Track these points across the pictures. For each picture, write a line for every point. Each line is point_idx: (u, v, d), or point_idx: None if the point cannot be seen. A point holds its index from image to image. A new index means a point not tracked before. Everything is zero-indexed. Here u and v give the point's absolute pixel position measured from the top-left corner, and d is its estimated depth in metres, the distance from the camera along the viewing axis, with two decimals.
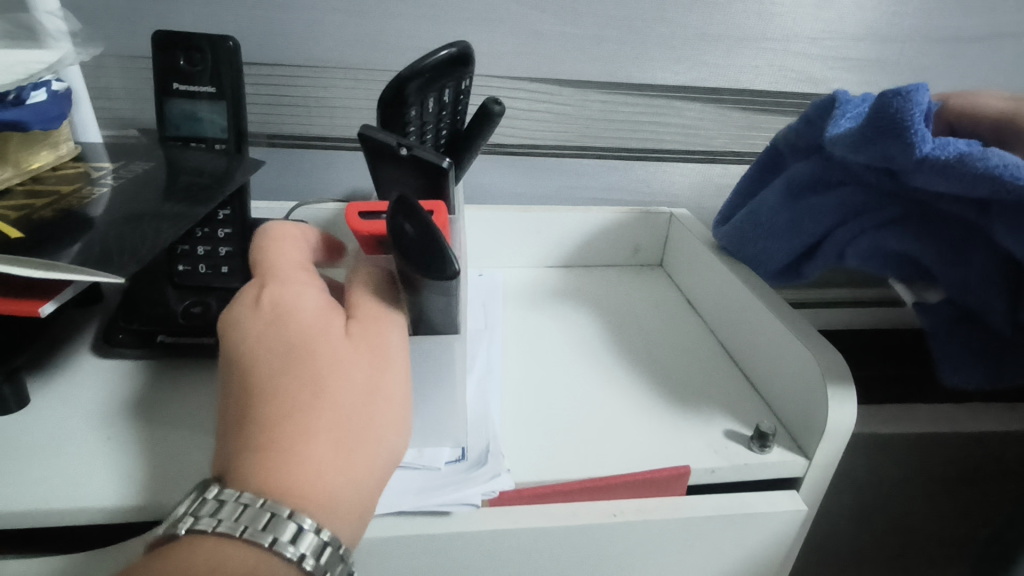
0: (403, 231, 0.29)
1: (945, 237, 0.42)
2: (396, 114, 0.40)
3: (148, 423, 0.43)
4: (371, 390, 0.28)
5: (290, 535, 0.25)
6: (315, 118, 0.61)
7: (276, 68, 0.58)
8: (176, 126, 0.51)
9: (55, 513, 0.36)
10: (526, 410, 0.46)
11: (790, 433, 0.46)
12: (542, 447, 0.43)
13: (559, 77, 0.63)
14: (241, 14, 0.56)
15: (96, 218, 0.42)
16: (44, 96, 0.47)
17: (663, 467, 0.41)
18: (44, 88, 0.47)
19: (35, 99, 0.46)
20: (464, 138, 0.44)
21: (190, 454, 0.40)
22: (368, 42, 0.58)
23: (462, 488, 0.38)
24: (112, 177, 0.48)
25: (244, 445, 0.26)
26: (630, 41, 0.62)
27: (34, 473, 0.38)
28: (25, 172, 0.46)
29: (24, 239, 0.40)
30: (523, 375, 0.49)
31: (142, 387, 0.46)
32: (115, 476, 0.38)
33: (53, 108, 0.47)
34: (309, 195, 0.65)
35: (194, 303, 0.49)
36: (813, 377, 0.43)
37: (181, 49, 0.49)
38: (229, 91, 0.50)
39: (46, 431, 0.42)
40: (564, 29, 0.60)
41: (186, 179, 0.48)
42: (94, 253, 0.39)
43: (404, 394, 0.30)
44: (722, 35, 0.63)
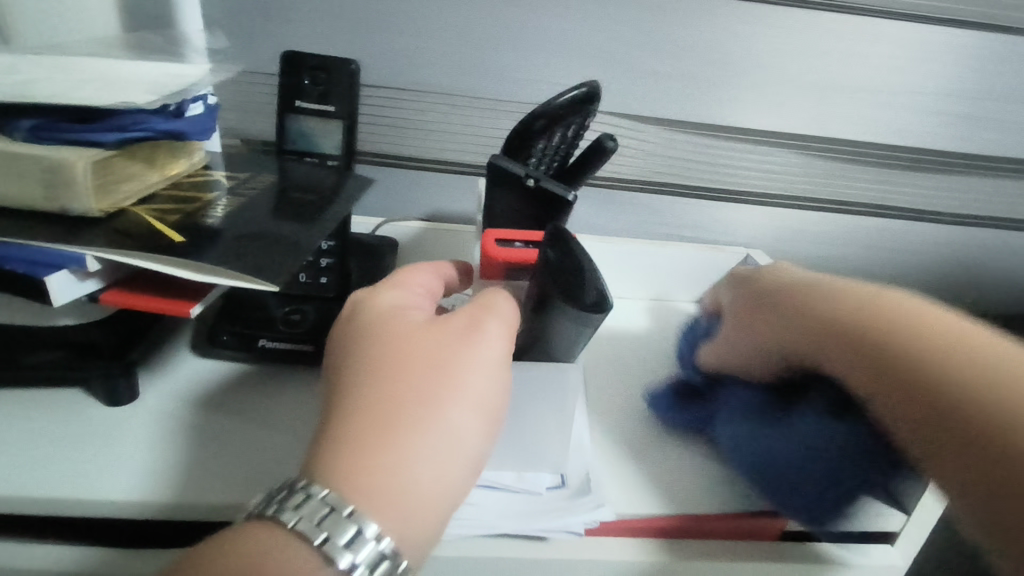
0: (546, 257, 0.34)
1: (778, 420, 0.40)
2: (525, 147, 0.44)
3: (246, 421, 0.44)
4: (408, 361, 0.33)
5: (314, 517, 0.29)
6: (411, 140, 0.63)
7: (382, 90, 0.61)
8: (293, 141, 0.53)
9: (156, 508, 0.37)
10: (617, 438, 0.46)
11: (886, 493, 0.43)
12: (634, 480, 0.42)
13: (650, 114, 0.64)
14: (357, 40, 0.58)
15: (222, 230, 0.40)
16: (201, 109, 0.44)
17: (764, 511, 0.40)
18: (201, 101, 0.44)
19: (194, 111, 0.43)
20: (574, 171, 0.45)
21: (289, 460, 0.41)
22: (472, 72, 0.60)
23: (564, 516, 0.38)
24: (239, 186, 0.47)
25: (357, 339, 0.36)
26: (724, 83, 0.63)
27: (141, 465, 0.39)
28: (113, 193, 0.39)
29: (184, 241, 0.38)
30: (618, 405, 0.49)
31: (234, 391, 0.47)
32: (212, 478, 0.39)
33: (210, 122, 0.43)
34: (396, 213, 0.67)
35: (293, 311, 0.50)
36: None
37: (307, 70, 0.51)
38: (347, 111, 0.52)
39: (152, 428, 0.43)
40: (662, 69, 0.62)
41: (298, 194, 0.48)
42: (234, 258, 0.37)
43: (364, 331, 0.36)
44: (816, 83, 0.63)
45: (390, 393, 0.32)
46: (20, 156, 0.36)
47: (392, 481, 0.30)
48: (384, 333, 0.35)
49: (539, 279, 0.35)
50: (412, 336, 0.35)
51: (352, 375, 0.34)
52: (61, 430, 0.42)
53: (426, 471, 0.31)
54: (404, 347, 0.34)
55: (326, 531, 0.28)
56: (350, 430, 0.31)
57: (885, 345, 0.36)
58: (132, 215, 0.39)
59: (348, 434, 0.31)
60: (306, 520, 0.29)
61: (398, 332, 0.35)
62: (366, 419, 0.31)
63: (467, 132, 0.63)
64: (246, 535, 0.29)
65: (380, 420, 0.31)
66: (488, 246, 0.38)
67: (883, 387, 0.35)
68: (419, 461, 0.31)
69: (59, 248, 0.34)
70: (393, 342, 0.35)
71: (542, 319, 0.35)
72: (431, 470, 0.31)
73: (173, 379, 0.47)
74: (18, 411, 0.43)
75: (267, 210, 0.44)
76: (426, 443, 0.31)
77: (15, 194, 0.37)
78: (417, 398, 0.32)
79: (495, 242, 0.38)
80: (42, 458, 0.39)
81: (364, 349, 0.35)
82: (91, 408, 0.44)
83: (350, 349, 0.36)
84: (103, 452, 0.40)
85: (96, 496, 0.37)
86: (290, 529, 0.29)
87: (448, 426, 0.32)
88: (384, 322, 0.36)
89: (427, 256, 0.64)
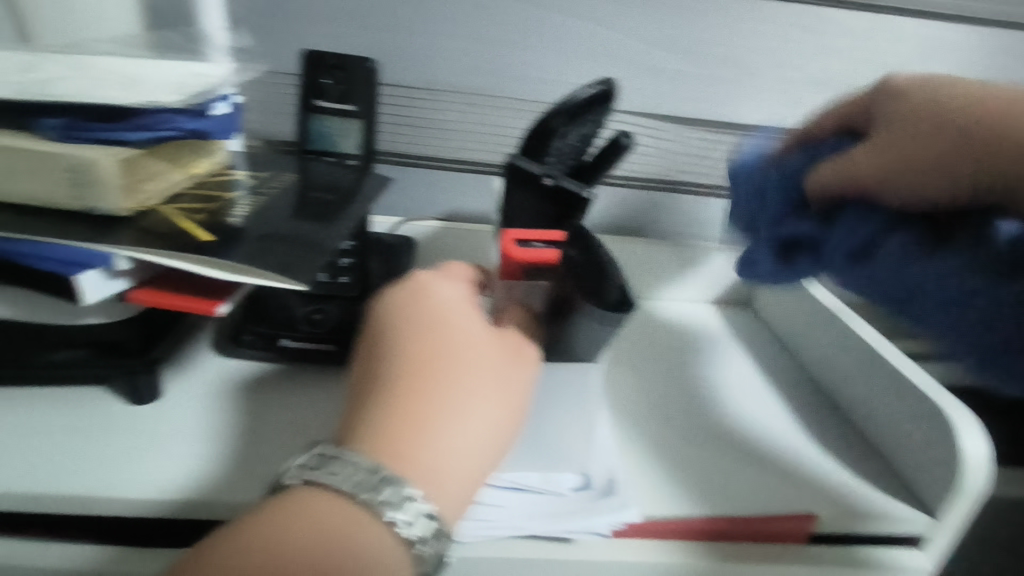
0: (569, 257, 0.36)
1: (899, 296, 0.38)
2: (543, 147, 0.43)
3: (271, 419, 0.44)
4: (461, 354, 0.33)
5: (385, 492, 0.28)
6: (429, 139, 0.63)
7: (400, 89, 0.61)
8: (313, 140, 0.53)
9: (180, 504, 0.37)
10: (641, 439, 0.45)
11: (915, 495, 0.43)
12: (659, 479, 0.42)
13: (669, 112, 0.63)
14: (375, 39, 0.58)
15: (246, 230, 0.40)
16: (225, 109, 0.43)
17: (791, 512, 0.40)
18: (225, 101, 0.44)
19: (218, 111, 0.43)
20: (593, 166, 0.45)
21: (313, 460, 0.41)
22: (490, 70, 0.60)
23: (589, 517, 0.37)
24: (261, 186, 0.47)
25: (398, 326, 0.35)
26: (743, 81, 0.62)
27: (166, 461, 0.39)
28: (140, 191, 0.39)
29: (211, 240, 0.38)
30: (641, 406, 0.49)
31: (255, 390, 0.47)
32: (235, 474, 0.39)
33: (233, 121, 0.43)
34: (412, 214, 0.67)
35: (315, 310, 0.50)
36: (944, 448, 0.40)
37: (327, 69, 0.51)
38: (367, 110, 0.52)
39: (176, 425, 0.43)
40: (681, 67, 0.61)
41: (317, 194, 0.48)
42: (260, 256, 0.37)
43: (409, 318, 0.35)
44: (838, 80, 0.62)
45: (444, 383, 0.32)
46: (49, 155, 0.36)
47: (439, 470, 0.29)
48: (431, 323, 0.35)
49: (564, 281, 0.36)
50: (464, 325, 0.35)
51: (397, 363, 0.33)
52: (86, 428, 0.42)
53: (474, 468, 0.30)
54: (454, 343, 0.34)
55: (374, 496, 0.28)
56: (401, 404, 0.31)
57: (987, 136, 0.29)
58: (158, 214, 0.39)
59: (397, 419, 0.30)
60: (374, 494, 0.28)
61: (447, 324, 0.35)
62: (419, 407, 0.31)
63: (484, 131, 0.63)
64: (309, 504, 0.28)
65: (432, 412, 0.31)
66: (506, 246, 0.37)
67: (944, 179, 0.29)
68: (467, 458, 0.30)
69: (87, 246, 0.35)
70: (441, 337, 0.34)
71: (566, 313, 0.36)
72: (474, 469, 0.30)
73: (197, 377, 0.47)
74: (43, 409, 0.43)
75: (289, 210, 0.44)
76: (473, 440, 0.31)
77: (43, 193, 0.37)
78: (469, 383, 0.32)
79: (512, 243, 0.38)
80: (68, 456, 0.39)
81: (410, 337, 0.34)
82: (116, 406, 0.44)
83: (388, 337, 0.35)
84: (128, 449, 0.40)
85: (120, 490, 0.37)
86: (359, 501, 0.28)
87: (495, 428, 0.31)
88: (428, 314, 0.35)
89: (443, 257, 0.64)
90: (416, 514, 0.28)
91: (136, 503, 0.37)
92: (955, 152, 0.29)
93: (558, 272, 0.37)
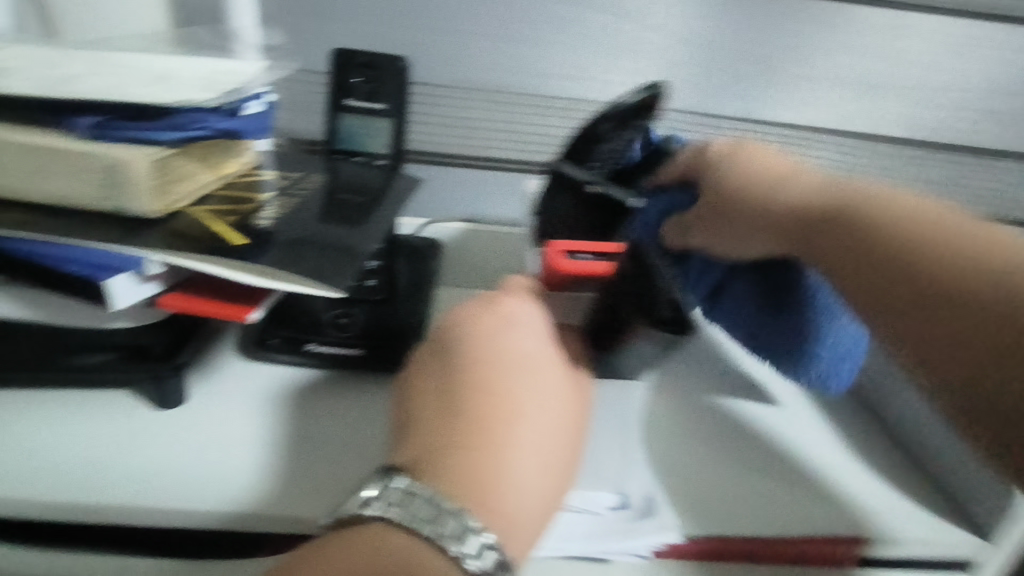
0: (624, 271, 0.33)
1: (779, 316, 0.39)
2: (589, 152, 0.44)
3: (300, 428, 0.43)
4: (526, 373, 0.31)
5: (453, 531, 0.26)
6: (456, 139, 0.62)
7: (427, 87, 0.59)
8: (341, 140, 0.52)
9: (211, 516, 0.36)
10: (679, 454, 0.43)
11: (969, 518, 0.41)
12: (701, 498, 0.40)
13: (704, 112, 0.62)
14: (404, 35, 0.57)
15: (275, 234, 0.39)
16: (258, 108, 0.42)
17: (838, 535, 0.38)
18: (258, 99, 0.43)
19: (250, 111, 0.42)
20: (633, 172, 0.44)
21: (341, 471, 0.40)
22: (520, 68, 0.59)
23: (629, 539, 0.36)
24: (290, 187, 0.46)
25: (460, 338, 0.33)
26: (781, 82, 0.60)
27: (195, 471, 0.39)
28: (172, 193, 0.38)
29: (246, 244, 0.37)
30: (677, 418, 0.47)
31: (286, 397, 0.45)
32: (263, 486, 0.38)
33: (265, 121, 0.42)
34: (437, 215, 0.65)
35: (341, 313, 0.49)
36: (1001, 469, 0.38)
37: (356, 67, 0.50)
38: (399, 109, 0.51)
39: (205, 432, 0.42)
40: (718, 67, 0.59)
41: (342, 197, 0.46)
42: (292, 262, 0.36)
43: (473, 329, 0.33)
44: (879, 81, 0.60)
45: (510, 407, 0.30)
46: (76, 154, 0.35)
47: (507, 500, 0.28)
48: (495, 336, 0.33)
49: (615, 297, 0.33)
50: (531, 346, 0.33)
51: (459, 380, 0.31)
52: (112, 434, 0.41)
53: (540, 499, 0.29)
54: (518, 360, 0.32)
55: (438, 527, 0.26)
56: (469, 431, 0.29)
57: (818, 211, 0.35)
58: (187, 216, 0.38)
59: (462, 443, 0.29)
60: (438, 532, 0.26)
61: (512, 338, 0.33)
62: (485, 431, 0.29)
63: (512, 130, 0.61)
64: (368, 539, 0.26)
65: (497, 436, 0.29)
66: (554, 257, 0.36)
67: (749, 240, 0.37)
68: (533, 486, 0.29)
69: (117, 249, 0.34)
70: (504, 349, 0.32)
71: (616, 336, 0.34)
72: (540, 498, 0.29)
73: (224, 381, 0.46)
74: (66, 414, 0.42)
75: (318, 213, 0.43)
76: (540, 467, 0.29)
77: (71, 193, 0.36)
78: (535, 407, 0.30)
79: (561, 255, 0.37)
80: (94, 465, 0.39)
81: (474, 351, 0.32)
82: (140, 411, 0.43)
83: (449, 349, 0.33)
84: (156, 459, 0.39)
85: (148, 503, 0.36)
86: (423, 539, 0.26)
87: (560, 457, 0.30)
88: (491, 325, 0.33)
89: (469, 260, 0.62)
90: (482, 546, 0.26)
91: (167, 515, 0.36)
92: (822, 220, 0.35)
93: (609, 289, 0.34)
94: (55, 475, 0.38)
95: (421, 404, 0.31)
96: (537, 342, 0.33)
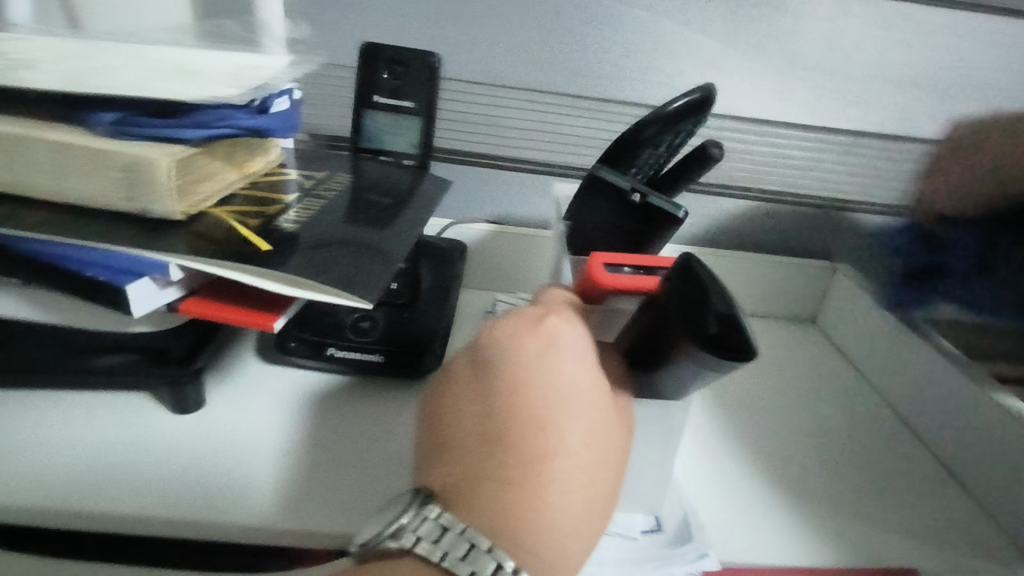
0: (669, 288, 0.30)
1: None
2: (627, 156, 0.42)
3: (323, 438, 0.41)
4: (564, 405, 0.30)
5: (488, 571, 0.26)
6: (483, 138, 0.60)
7: (455, 83, 0.57)
8: (368, 138, 0.51)
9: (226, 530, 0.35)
10: (715, 475, 0.41)
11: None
12: (740, 524, 0.38)
13: (741, 114, 0.59)
14: (433, 30, 0.55)
15: (300, 236, 0.37)
16: (286, 103, 0.41)
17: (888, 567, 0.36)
18: (285, 96, 0.42)
19: (278, 106, 0.40)
20: (673, 177, 0.41)
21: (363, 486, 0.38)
22: (551, 64, 0.57)
23: (665, 565, 0.34)
24: (315, 186, 0.45)
25: (497, 360, 0.32)
26: (823, 83, 0.58)
27: (213, 481, 0.37)
28: (195, 193, 0.36)
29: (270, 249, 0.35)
30: (712, 435, 0.45)
31: (312, 405, 0.44)
32: (281, 499, 0.37)
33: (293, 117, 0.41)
34: (462, 215, 0.64)
35: (363, 318, 0.47)
36: None
37: (385, 62, 0.48)
38: (427, 108, 0.49)
39: (226, 439, 0.41)
40: (759, 67, 0.57)
41: (372, 196, 0.45)
42: (316, 268, 0.34)
43: (511, 349, 0.32)
44: (926, 83, 0.58)
45: (545, 442, 0.29)
46: (101, 152, 0.33)
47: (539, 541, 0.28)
48: (534, 360, 0.31)
49: (663, 316, 0.30)
50: (572, 367, 0.31)
51: (495, 408, 0.30)
52: (129, 439, 0.40)
53: (573, 537, 0.28)
54: (557, 388, 0.30)
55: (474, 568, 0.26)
56: (503, 468, 0.29)
57: None
58: (211, 218, 0.37)
59: (495, 482, 0.28)
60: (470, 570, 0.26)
61: (552, 362, 0.31)
62: (519, 469, 0.28)
63: (542, 129, 0.59)
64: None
65: (532, 475, 0.28)
66: (594, 270, 0.34)
67: None
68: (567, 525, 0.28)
69: (137, 252, 0.32)
70: (542, 376, 0.30)
71: (664, 355, 0.30)
72: (574, 536, 0.29)
73: (245, 386, 0.45)
74: (85, 416, 0.41)
75: (345, 214, 0.41)
76: (575, 506, 0.29)
77: (89, 191, 0.34)
78: (572, 443, 0.29)
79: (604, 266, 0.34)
80: (110, 471, 0.37)
81: (510, 377, 0.31)
82: (159, 415, 0.42)
83: (486, 371, 0.32)
84: (172, 466, 0.38)
85: (163, 513, 0.35)
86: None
87: (596, 493, 0.29)
88: (531, 346, 0.32)
89: (494, 262, 0.60)
90: None
91: (182, 528, 0.35)
92: None
93: (659, 302, 0.31)
94: (70, 480, 0.36)
95: (456, 431, 0.31)
96: (579, 364, 0.31)
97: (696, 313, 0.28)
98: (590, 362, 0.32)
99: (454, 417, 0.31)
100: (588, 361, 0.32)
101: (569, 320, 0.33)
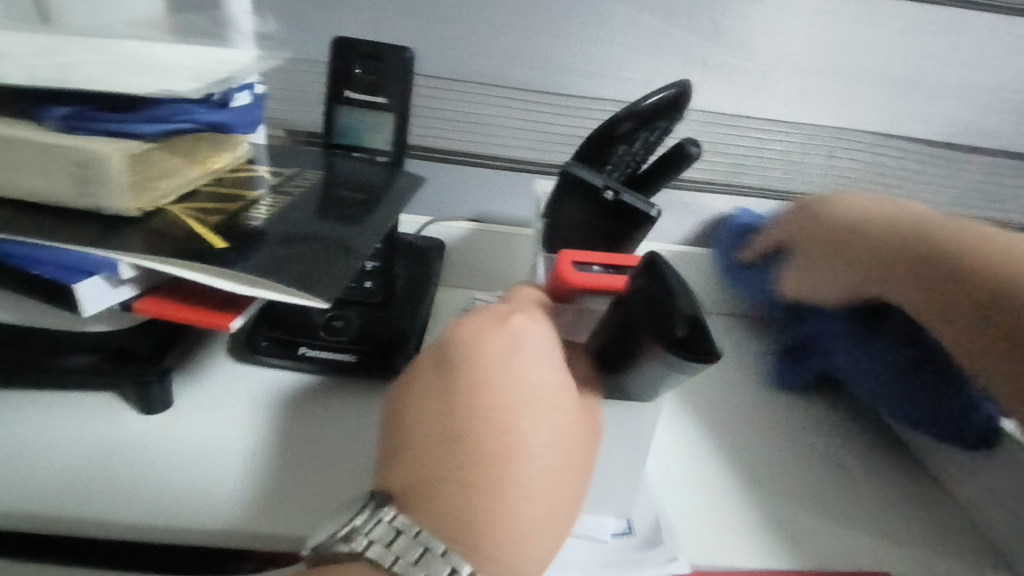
0: (636, 287, 0.30)
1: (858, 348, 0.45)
2: (602, 152, 0.41)
3: (290, 439, 0.41)
4: (529, 407, 0.29)
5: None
6: (461, 135, 0.59)
7: (432, 79, 0.57)
8: (340, 135, 0.50)
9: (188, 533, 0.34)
10: (689, 476, 0.41)
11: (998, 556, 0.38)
12: (712, 527, 0.37)
13: (722, 111, 0.58)
14: (409, 25, 0.54)
15: (263, 233, 0.36)
16: (246, 99, 0.41)
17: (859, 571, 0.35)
18: (247, 91, 0.41)
19: (239, 101, 0.40)
20: (647, 176, 0.41)
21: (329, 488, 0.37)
22: (529, 60, 0.56)
23: (633, 569, 0.33)
24: (284, 183, 0.44)
25: (461, 358, 0.31)
26: (805, 80, 0.57)
27: (175, 483, 0.37)
28: (153, 189, 0.36)
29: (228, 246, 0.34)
30: (689, 435, 0.44)
31: (281, 405, 0.43)
32: (245, 501, 0.36)
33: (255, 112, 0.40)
34: (441, 212, 0.63)
35: (335, 317, 0.46)
36: None
37: (358, 57, 0.48)
38: (400, 104, 0.48)
39: (190, 439, 0.40)
40: (740, 63, 0.56)
41: (343, 193, 0.44)
42: (276, 266, 0.33)
43: (476, 348, 0.31)
44: (908, 80, 0.57)
45: (508, 446, 0.28)
46: (54, 148, 0.32)
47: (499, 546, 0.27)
48: (500, 359, 0.30)
49: (630, 316, 0.29)
50: (539, 368, 0.30)
51: (459, 409, 0.29)
52: (91, 439, 0.39)
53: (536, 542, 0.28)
54: (523, 389, 0.29)
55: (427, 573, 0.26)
56: (465, 472, 0.28)
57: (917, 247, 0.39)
58: (171, 215, 0.36)
59: (456, 486, 0.28)
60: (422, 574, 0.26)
61: (518, 362, 0.30)
62: (481, 473, 0.28)
63: (521, 126, 0.59)
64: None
65: (494, 479, 0.28)
66: (563, 268, 0.33)
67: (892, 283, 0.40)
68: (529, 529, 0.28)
69: (91, 251, 0.32)
70: (508, 377, 0.29)
71: (631, 356, 0.30)
72: (537, 541, 0.28)
73: (213, 385, 0.44)
74: (47, 416, 0.40)
75: (312, 211, 0.40)
76: (538, 511, 0.28)
77: (43, 187, 0.34)
78: (536, 446, 0.28)
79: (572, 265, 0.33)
80: (70, 472, 0.37)
81: (475, 376, 0.30)
82: (122, 415, 0.41)
83: (450, 369, 0.31)
84: (134, 468, 0.37)
85: (121, 516, 0.34)
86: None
87: (559, 497, 0.29)
88: (497, 344, 0.31)
89: (472, 260, 0.60)
90: None
91: (140, 532, 0.34)
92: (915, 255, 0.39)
93: (625, 302, 0.30)
94: (27, 482, 0.36)
95: (417, 431, 0.30)
96: (545, 364, 0.30)
97: (662, 314, 0.28)
98: (557, 362, 0.31)
99: (416, 416, 0.30)
100: (555, 361, 0.31)
101: (537, 319, 0.32)
